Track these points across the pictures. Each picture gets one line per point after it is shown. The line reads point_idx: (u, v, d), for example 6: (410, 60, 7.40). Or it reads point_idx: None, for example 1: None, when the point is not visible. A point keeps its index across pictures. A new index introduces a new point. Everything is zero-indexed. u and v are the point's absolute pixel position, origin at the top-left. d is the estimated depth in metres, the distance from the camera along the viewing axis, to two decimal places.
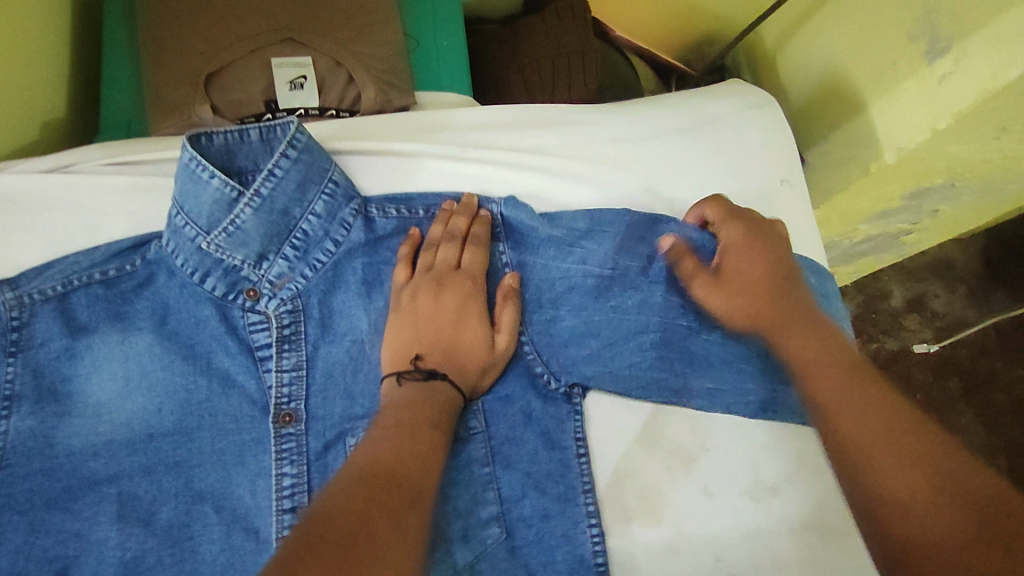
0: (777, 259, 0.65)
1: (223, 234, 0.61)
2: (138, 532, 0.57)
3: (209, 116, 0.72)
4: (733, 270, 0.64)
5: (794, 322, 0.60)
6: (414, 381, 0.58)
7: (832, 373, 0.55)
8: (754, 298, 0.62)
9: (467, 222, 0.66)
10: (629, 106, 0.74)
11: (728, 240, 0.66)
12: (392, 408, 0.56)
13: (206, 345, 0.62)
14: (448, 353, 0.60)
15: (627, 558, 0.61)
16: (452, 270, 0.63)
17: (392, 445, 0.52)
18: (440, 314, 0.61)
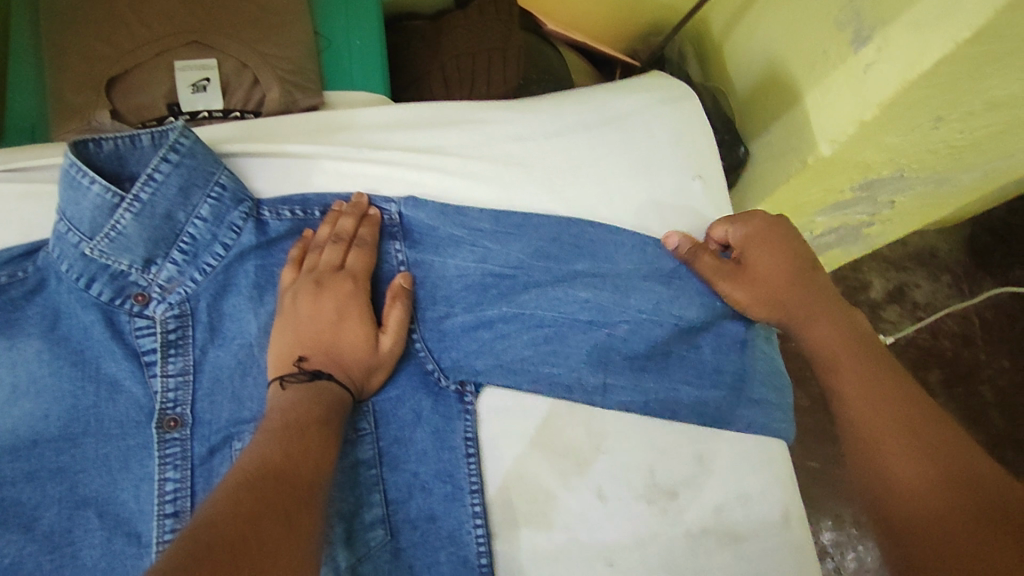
0: (799, 254, 0.68)
1: (105, 239, 0.60)
2: (17, 538, 0.57)
3: (109, 120, 0.72)
4: (760, 263, 0.67)
5: (817, 314, 0.65)
6: (298, 384, 0.57)
7: (849, 366, 0.61)
8: (783, 290, 0.66)
9: (354, 222, 0.65)
10: (534, 102, 0.73)
11: (753, 232, 0.68)
12: (280, 411, 0.55)
13: (94, 350, 0.62)
14: (331, 353, 0.60)
15: (512, 560, 0.61)
16: (336, 271, 0.63)
17: (280, 448, 0.52)
18: (320, 315, 0.61)
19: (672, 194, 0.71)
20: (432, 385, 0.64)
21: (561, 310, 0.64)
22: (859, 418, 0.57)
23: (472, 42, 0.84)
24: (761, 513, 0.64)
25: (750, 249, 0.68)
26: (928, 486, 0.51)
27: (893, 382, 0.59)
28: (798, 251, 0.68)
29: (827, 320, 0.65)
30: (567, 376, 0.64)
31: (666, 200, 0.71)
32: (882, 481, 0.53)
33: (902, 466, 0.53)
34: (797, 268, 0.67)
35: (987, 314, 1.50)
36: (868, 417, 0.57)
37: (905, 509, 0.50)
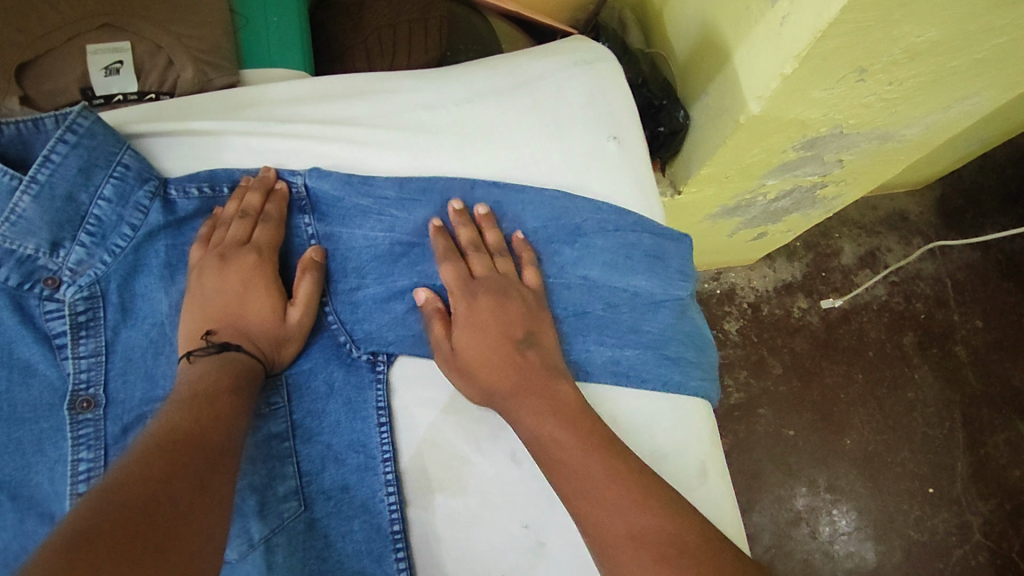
0: (519, 321, 0.61)
1: (6, 223, 0.59)
2: None
3: (18, 107, 0.71)
4: (475, 333, 0.61)
5: (529, 397, 0.58)
6: (206, 358, 0.57)
7: (507, 361, 0.60)
8: (501, 378, 0.59)
9: (261, 197, 0.64)
10: (444, 71, 0.72)
11: (458, 306, 0.62)
12: (190, 384, 0.55)
13: (6, 335, 0.59)
14: (238, 326, 0.60)
15: (427, 527, 0.60)
16: (241, 246, 0.62)
17: (189, 414, 0.52)
18: (224, 288, 0.60)
19: (587, 153, 0.70)
20: (345, 357, 0.63)
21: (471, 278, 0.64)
22: (609, 524, 0.51)
23: (390, 14, 0.84)
24: (681, 470, 0.63)
25: (458, 318, 0.61)
26: (650, 534, 0.49)
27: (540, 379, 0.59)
28: (510, 324, 0.61)
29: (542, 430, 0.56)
30: None
31: (580, 163, 0.69)
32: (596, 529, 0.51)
33: (630, 530, 0.50)
34: (506, 343, 0.60)
35: (959, 276, 1.49)
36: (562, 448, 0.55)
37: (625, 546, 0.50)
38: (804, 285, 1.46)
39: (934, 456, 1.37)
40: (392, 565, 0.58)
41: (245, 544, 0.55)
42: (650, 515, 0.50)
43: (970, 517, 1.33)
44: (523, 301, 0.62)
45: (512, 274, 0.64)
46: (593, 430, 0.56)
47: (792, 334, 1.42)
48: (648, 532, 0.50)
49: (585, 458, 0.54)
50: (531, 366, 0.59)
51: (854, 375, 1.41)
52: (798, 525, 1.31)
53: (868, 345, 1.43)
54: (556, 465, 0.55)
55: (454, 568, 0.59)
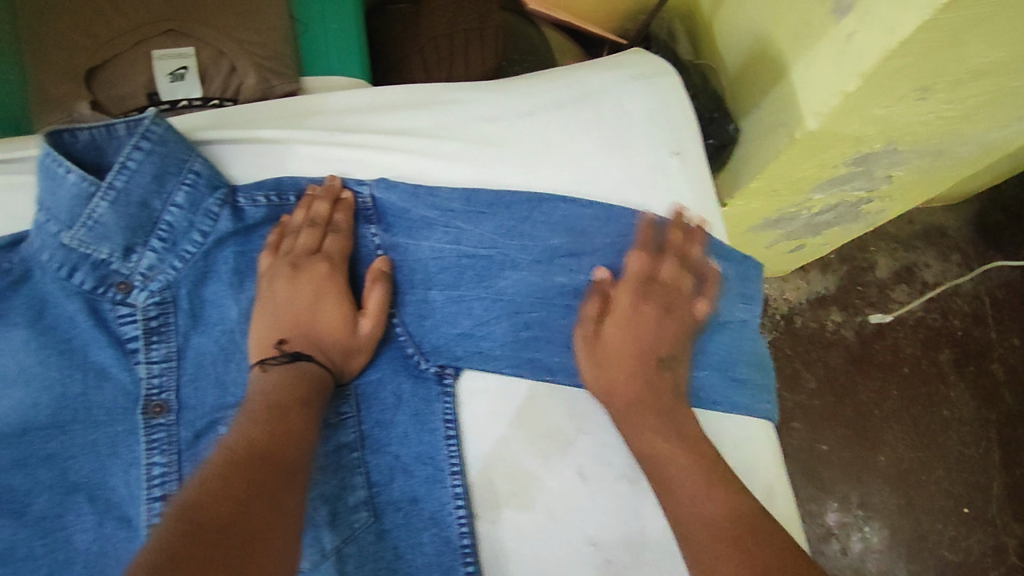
0: (668, 341, 0.62)
1: (83, 228, 0.60)
2: (9, 524, 0.56)
3: (89, 112, 0.72)
4: (629, 336, 0.62)
5: (652, 414, 0.59)
6: (279, 368, 0.58)
7: (645, 365, 0.61)
8: (629, 379, 0.60)
9: (329, 207, 0.64)
10: (506, 81, 0.71)
11: (622, 302, 0.63)
12: (265, 394, 0.56)
13: (81, 338, 0.61)
14: (310, 336, 0.60)
15: (495, 541, 0.60)
16: (312, 255, 0.63)
17: (261, 425, 0.53)
18: (297, 297, 0.61)
19: (650, 169, 0.69)
20: (412, 368, 0.64)
21: (538, 296, 0.65)
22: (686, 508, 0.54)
23: (447, 23, 0.83)
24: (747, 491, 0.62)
25: (617, 315, 0.63)
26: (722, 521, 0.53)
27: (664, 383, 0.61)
28: (663, 339, 0.62)
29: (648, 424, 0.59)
30: (549, 361, 0.64)
31: (644, 179, 0.69)
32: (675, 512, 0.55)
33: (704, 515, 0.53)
34: (652, 354, 0.61)
35: (997, 293, 1.46)
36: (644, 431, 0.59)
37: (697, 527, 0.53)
38: (839, 299, 1.44)
39: (970, 476, 1.35)
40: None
41: (317, 554, 0.56)
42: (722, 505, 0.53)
43: (1004, 539, 1.31)
44: (679, 325, 0.63)
45: (677, 289, 0.64)
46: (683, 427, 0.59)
47: (826, 347, 1.41)
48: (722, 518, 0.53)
49: (679, 460, 0.56)
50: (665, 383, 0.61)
51: (889, 391, 1.39)
52: (829, 541, 1.30)
53: (903, 360, 1.41)
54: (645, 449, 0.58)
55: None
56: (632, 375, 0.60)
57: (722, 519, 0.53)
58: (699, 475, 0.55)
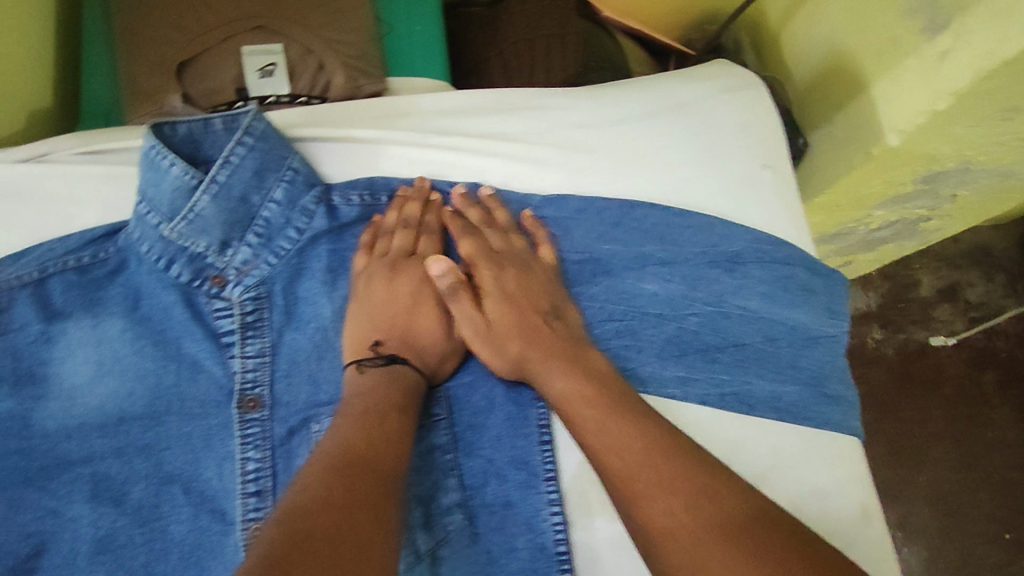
0: (543, 294, 0.64)
1: (184, 221, 0.61)
2: (109, 511, 0.58)
3: (179, 104, 0.73)
4: (505, 304, 0.63)
5: (556, 359, 0.59)
6: (376, 370, 0.59)
7: (536, 331, 0.62)
8: (527, 347, 0.61)
9: (421, 209, 0.66)
10: (596, 88, 0.72)
11: (485, 281, 0.64)
12: (366, 399, 0.57)
13: (175, 330, 0.63)
14: (405, 338, 0.62)
15: (590, 550, 0.59)
16: (408, 256, 0.65)
17: (358, 430, 0.54)
18: (395, 299, 0.63)
19: (741, 181, 0.69)
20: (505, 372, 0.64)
21: (630, 304, 0.65)
22: (655, 517, 0.50)
23: (530, 28, 0.84)
24: (842, 510, 0.61)
25: (488, 291, 0.64)
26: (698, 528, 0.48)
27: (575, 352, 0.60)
28: (534, 296, 0.63)
29: (591, 418, 0.56)
30: (640, 369, 0.64)
31: (735, 190, 0.69)
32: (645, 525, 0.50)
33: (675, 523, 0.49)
34: (536, 311, 0.63)
35: None
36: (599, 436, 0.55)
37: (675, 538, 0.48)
38: (880, 316, 1.42)
39: (1016, 500, 1.33)
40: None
41: (411, 556, 0.57)
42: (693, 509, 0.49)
43: None
44: (544, 276, 0.64)
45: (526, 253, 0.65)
46: (640, 425, 0.55)
47: (867, 365, 1.39)
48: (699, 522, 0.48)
49: (638, 464, 0.52)
50: (557, 332, 0.62)
51: (931, 411, 1.37)
52: None
53: (947, 381, 1.38)
54: (599, 453, 0.54)
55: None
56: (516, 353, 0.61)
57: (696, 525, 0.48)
58: (649, 463, 0.52)
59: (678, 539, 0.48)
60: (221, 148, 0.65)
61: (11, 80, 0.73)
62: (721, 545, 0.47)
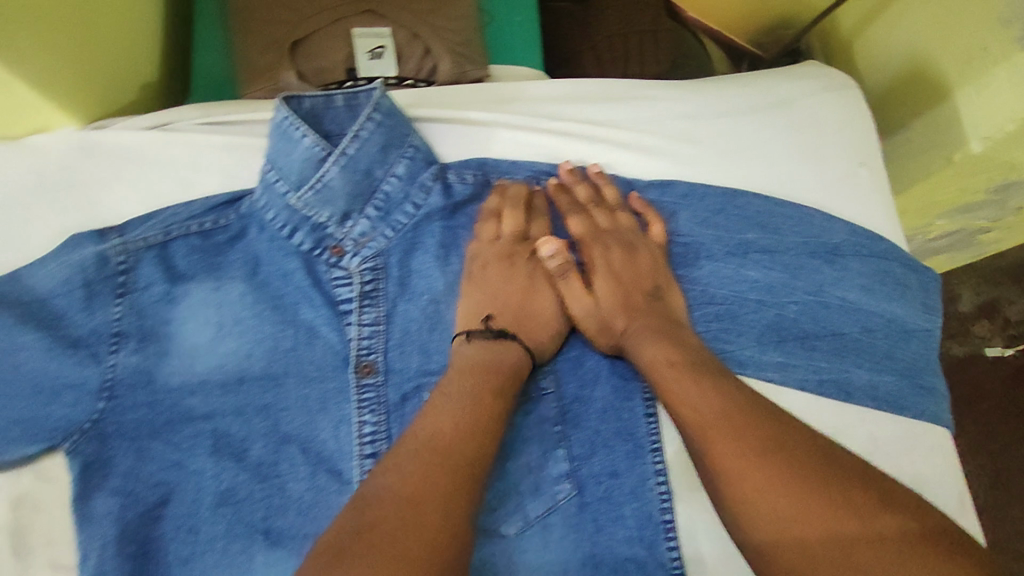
0: (648, 273, 0.66)
1: (311, 191, 0.63)
2: (231, 466, 0.61)
3: (294, 81, 0.75)
4: (612, 284, 0.65)
5: (652, 331, 0.62)
6: (482, 340, 0.61)
7: (636, 305, 0.64)
8: (630, 320, 0.63)
9: (528, 192, 0.68)
10: (701, 82, 0.74)
11: (593, 259, 0.67)
12: (456, 393, 0.56)
13: (292, 296, 0.65)
14: (516, 318, 0.64)
15: (693, 521, 0.62)
16: (521, 240, 0.67)
17: (452, 429, 0.53)
18: (510, 281, 0.65)
19: (840, 179, 0.72)
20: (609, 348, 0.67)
21: (731, 288, 0.67)
22: (738, 487, 0.51)
23: (624, 24, 0.86)
24: (939, 498, 0.65)
25: (596, 270, 0.66)
26: (784, 508, 0.49)
27: (679, 330, 0.62)
28: (641, 275, 0.65)
29: (685, 385, 0.57)
30: (739, 354, 0.65)
31: (833, 187, 0.71)
32: (725, 491, 0.52)
33: (761, 498, 0.50)
34: (640, 289, 0.65)
35: None
36: (688, 405, 0.56)
37: (758, 511, 0.50)
38: None
39: None
40: (665, 555, 0.61)
41: (522, 522, 0.61)
42: (781, 489, 0.50)
43: None
44: (650, 258, 0.66)
45: (632, 231, 0.67)
46: (731, 400, 0.55)
47: None
48: (787, 502, 0.49)
49: (728, 437, 0.53)
50: (660, 310, 0.64)
51: None
52: None
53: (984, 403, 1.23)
54: (688, 420, 0.56)
55: (718, 566, 0.61)
56: (617, 324, 0.64)
57: (780, 504, 0.49)
58: (740, 438, 0.53)
59: (779, 533, 0.49)
60: (340, 122, 0.67)
61: (126, 52, 0.75)
62: (806, 530, 0.48)
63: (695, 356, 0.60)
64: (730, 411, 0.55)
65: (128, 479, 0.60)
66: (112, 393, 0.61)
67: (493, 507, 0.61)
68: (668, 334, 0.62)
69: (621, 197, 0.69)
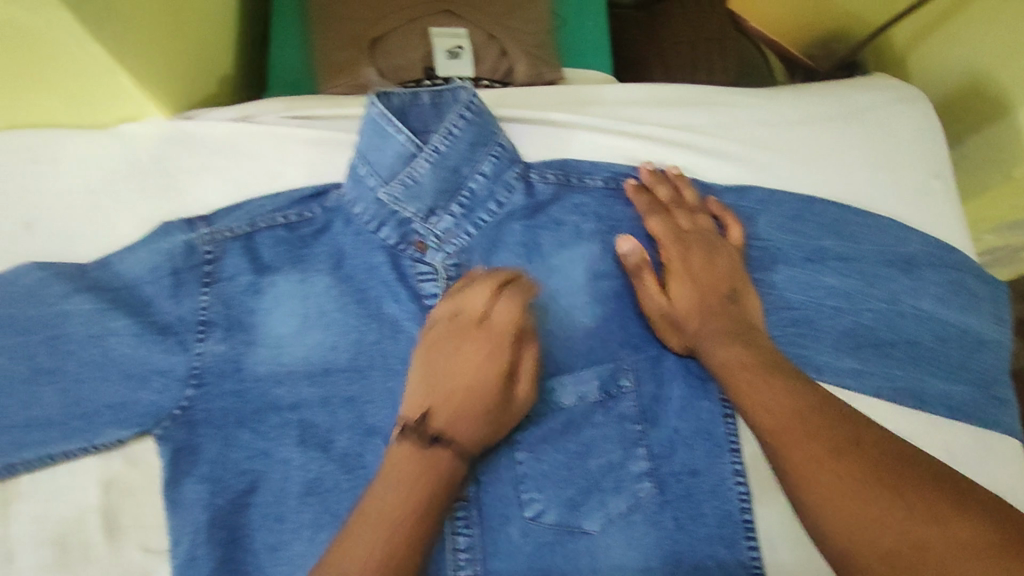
0: (727, 275, 0.66)
1: (401, 186, 0.64)
2: (318, 456, 0.63)
3: (374, 77, 0.76)
4: (690, 286, 0.66)
5: (728, 333, 0.62)
6: (410, 447, 0.53)
7: (713, 306, 0.64)
8: (708, 321, 0.64)
9: (502, 278, 0.60)
10: (779, 90, 0.76)
11: (672, 261, 0.67)
12: (381, 510, 0.50)
13: (376, 291, 0.66)
14: (456, 415, 0.55)
15: (771, 521, 0.65)
16: (481, 322, 0.58)
17: (371, 564, 0.48)
18: (458, 373, 0.56)
19: (916, 189, 0.73)
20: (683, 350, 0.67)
21: (809, 294, 0.68)
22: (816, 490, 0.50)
23: (690, 31, 0.88)
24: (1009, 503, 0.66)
25: (674, 272, 0.66)
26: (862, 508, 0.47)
27: (755, 334, 0.63)
28: (720, 277, 0.66)
29: (764, 386, 0.57)
30: (816, 359, 0.66)
31: (906, 196, 0.73)
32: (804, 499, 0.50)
33: (839, 499, 0.48)
34: (719, 291, 0.65)
35: None
36: (763, 408, 0.56)
37: (837, 516, 0.48)
38: None
39: None
40: (744, 553, 0.63)
41: (604, 517, 0.62)
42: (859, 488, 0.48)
43: None
44: (730, 259, 0.67)
45: (710, 233, 0.68)
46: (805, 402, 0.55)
47: None
48: (867, 501, 0.47)
49: (802, 437, 0.52)
50: (739, 313, 0.64)
51: None
52: None
53: None
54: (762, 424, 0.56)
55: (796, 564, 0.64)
56: (695, 326, 0.64)
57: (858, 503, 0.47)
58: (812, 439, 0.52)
59: (861, 535, 0.46)
60: (425, 119, 0.67)
61: (209, 43, 0.76)
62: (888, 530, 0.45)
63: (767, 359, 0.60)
64: (803, 414, 0.54)
65: (216, 466, 0.61)
66: (201, 380, 0.62)
67: (575, 503, 0.63)
68: (743, 339, 0.62)
69: (700, 199, 0.70)
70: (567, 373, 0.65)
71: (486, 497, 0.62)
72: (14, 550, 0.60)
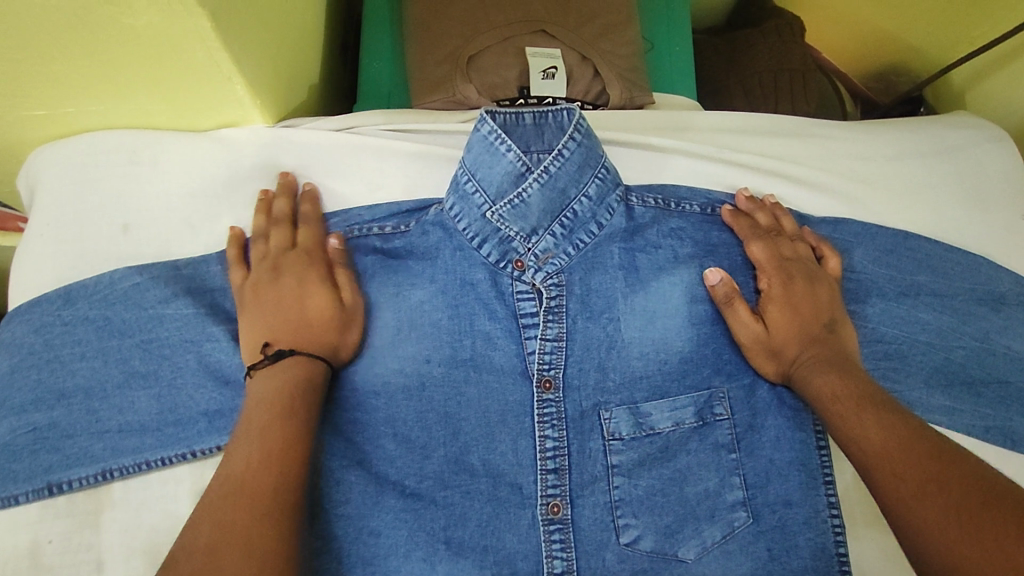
0: (826, 307, 0.66)
1: (508, 206, 0.65)
2: (413, 474, 0.61)
3: (472, 93, 0.76)
4: (788, 312, 0.65)
5: (829, 365, 0.61)
6: (264, 371, 0.56)
7: (814, 336, 0.64)
8: (807, 348, 0.63)
9: (287, 202, 0.67)
10: (869, 125, 0.80)
11: (772, 290, 0.66)
12: (252, 423, 0.53)
13: (470, 307, 0.65)
14: (296, 330, 0.59)
15: (861, 557, 0.65)
16: (286, 251, 0.64)
17: (248, 456, 0.50)
18: (283, 294, 0.61)
19: (1007, 229, 0.76)
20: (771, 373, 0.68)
21: (902, 328, 0.68)
22: (910, 517, 0.48)
23: (774, 61, 0.89)
24: None
25: (772, 298, 0.66)
26: (954, 528, 0.46)
27: (858, 368, 0.62)
28: (821, 308, 0.66)
29: (868, 417, 0.56)
30: (908, 394, 0.66)
31: (994, 237, 0.75)
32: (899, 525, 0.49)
33: (930, 523, 0.47)
34: (818, 321, 0.65)
35: None
36: (860, 434, 0.55)
37: (928, 541, 0.46)
38: None
39: None
40: None
41: (698, 545, 0.62)
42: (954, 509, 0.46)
43: None
44: (829, 289, 0.67)
45: (810, 265, 0.68)
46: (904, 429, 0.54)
47: None
48: (960, 520, 0.46)
49: (898, 464, 0.51)
50: (838, 344, 0.64)
51: None
52: None
53: None
54: (858, 452, 0.55)
55: None
56: (795, 355, 0.64)
57: (950, 525, 0.46)
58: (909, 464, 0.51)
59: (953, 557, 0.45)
60: (528, 139, 0.68)
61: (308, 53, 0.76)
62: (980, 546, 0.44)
63: (867, 388, 0.59)
64: (901, 439, 0.53)
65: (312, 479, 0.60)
66: None
67: (672, 531, 0.62)
68: (850, 371, 0.61)
69: (797, 228, 0.71)
70: (662, 398, 0.65)
71: (583, 521, 0.62)
72: (106, 559, 0.58)
